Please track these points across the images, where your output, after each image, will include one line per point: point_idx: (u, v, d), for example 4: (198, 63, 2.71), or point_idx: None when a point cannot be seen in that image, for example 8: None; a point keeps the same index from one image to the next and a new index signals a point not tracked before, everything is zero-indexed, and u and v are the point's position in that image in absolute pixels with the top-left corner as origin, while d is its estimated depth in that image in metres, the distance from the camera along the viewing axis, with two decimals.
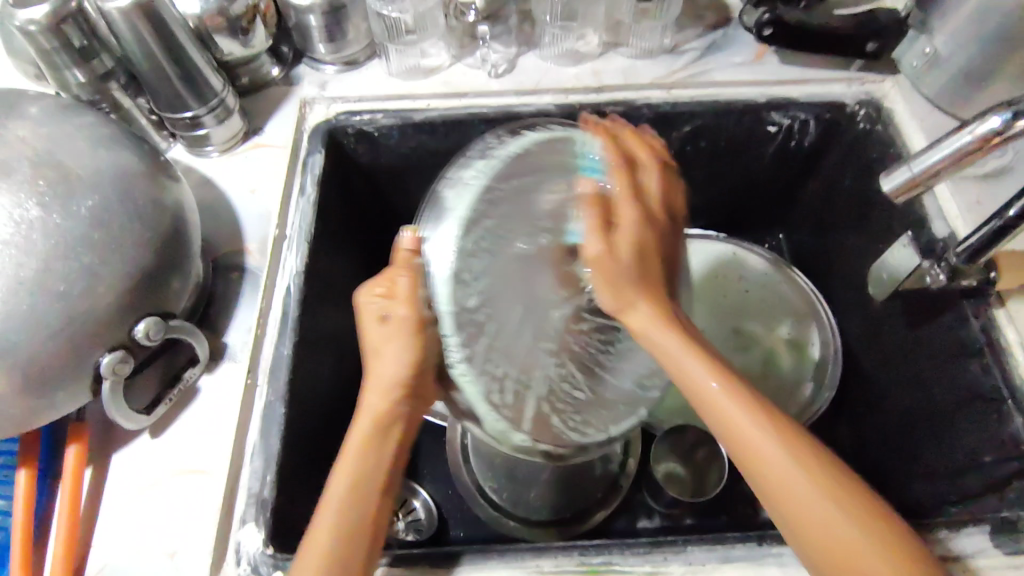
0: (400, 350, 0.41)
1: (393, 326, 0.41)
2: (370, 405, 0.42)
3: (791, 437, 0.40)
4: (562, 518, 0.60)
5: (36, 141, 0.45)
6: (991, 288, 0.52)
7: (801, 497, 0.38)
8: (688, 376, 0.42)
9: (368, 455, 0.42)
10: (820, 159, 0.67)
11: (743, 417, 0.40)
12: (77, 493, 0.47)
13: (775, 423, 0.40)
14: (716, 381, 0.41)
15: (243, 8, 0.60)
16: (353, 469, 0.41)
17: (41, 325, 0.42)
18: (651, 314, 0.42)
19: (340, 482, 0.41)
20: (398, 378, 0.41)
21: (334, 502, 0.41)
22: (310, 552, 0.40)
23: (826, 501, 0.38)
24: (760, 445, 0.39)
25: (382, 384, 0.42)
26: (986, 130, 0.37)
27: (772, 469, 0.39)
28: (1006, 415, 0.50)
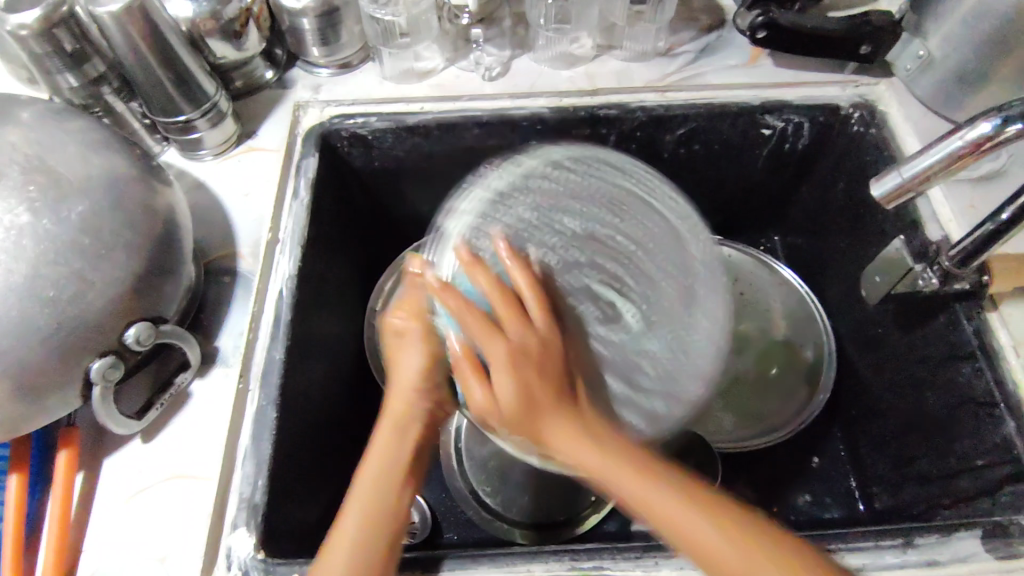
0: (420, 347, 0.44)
1: (415, 335, 0.44)
2: (392, 411, 0.44)
3: (641, 479, 0.37)
4: (555, 521, 0.60)
5: (27, 146, 0.45)
6: (983, 292, 0.51)
7: (672, 525, 0.37)
8: (650, 503, 0.37)
9: (394, 449, 0.43)
10: (814, 161, 0.67)
11: (580, 445, 0.37)
12: (68, 498, 0.47)
13: (629, 462, 0.38)
14: (584, 441, 0.38)
15: (237, 11, 0.60)
16: (384, 457, 0.43)
17: (31, 331, 0.42)
18: (517, 390, 0.38)
19: (370, 472, 0.42)
20: (415, 382, 0.44)
21: (363, 492, 0.42)
22: (338, 540, 0.40)
23: (693, 521, 0.37)
24: (620, 482, 0.37)
25: (404, 389, 0.44)
26: (976, 136, 0.37)
27: (648, 501, 0.37)
28: (999, 419, 0.49)
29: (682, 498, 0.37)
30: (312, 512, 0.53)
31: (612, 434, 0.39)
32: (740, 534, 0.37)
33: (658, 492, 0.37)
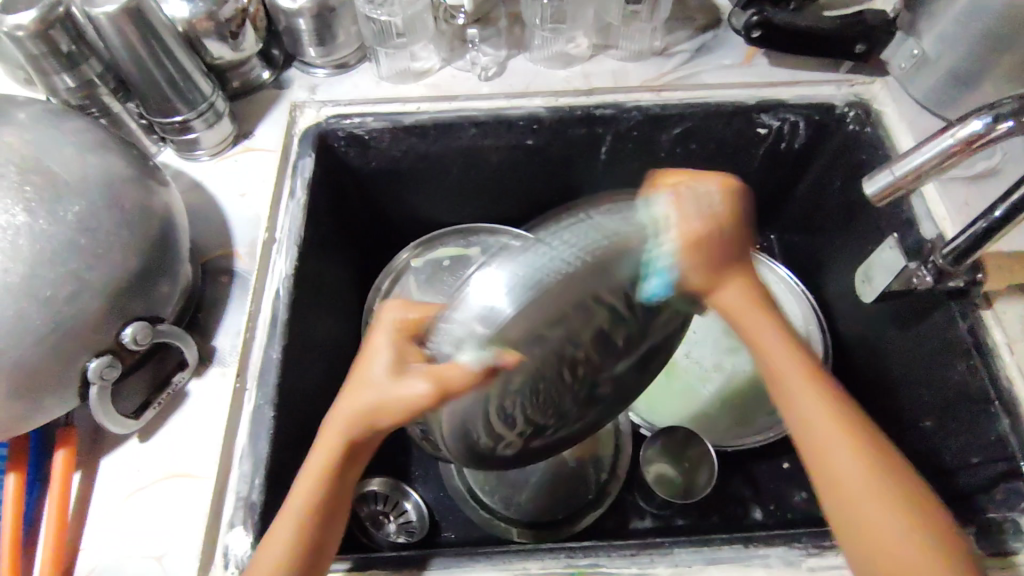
0: (414, 390, 0.37)
1: (393, 381, 0.38)
2: (337, 419, 0.39)
3: (811, 381, 0.39)
4: (553, 520, 0.60)
5: (22, 147, 0.45)
6: (977, 290, 0.52)
7: (831, 455, 0.38)
8: (811, 421, 0.38)
9: (335, 465, 0.39)
10: (809, 160, 0.67)
11: (797, 375, 0.40)
12: (65, 497, 0.47)
13: (781, 329, 0.40)
14: (815, 398, 0.39)
15: (233, 11, 0.60)
16: (320, 467, 0.39)
17: (27, 329, 0.42)
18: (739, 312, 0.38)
19: (306, 482, 0.39)
20: (371, 411, 0.38)
21: (306, 489, 0.39)
22: (267, 552, 0.38)
23: (845, 456, 0.37)
24: (818, 423, 0.38)
25: (356, 404, 0.39)
26: (968, 133, 0.38)
27: (807, 421, 0.39)
28: (993, 415, 0.49)
29: (836, 404, 0.39)
30: None
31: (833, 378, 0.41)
32: (873, 468, 0.37)
33: (824, 413, 0.38)
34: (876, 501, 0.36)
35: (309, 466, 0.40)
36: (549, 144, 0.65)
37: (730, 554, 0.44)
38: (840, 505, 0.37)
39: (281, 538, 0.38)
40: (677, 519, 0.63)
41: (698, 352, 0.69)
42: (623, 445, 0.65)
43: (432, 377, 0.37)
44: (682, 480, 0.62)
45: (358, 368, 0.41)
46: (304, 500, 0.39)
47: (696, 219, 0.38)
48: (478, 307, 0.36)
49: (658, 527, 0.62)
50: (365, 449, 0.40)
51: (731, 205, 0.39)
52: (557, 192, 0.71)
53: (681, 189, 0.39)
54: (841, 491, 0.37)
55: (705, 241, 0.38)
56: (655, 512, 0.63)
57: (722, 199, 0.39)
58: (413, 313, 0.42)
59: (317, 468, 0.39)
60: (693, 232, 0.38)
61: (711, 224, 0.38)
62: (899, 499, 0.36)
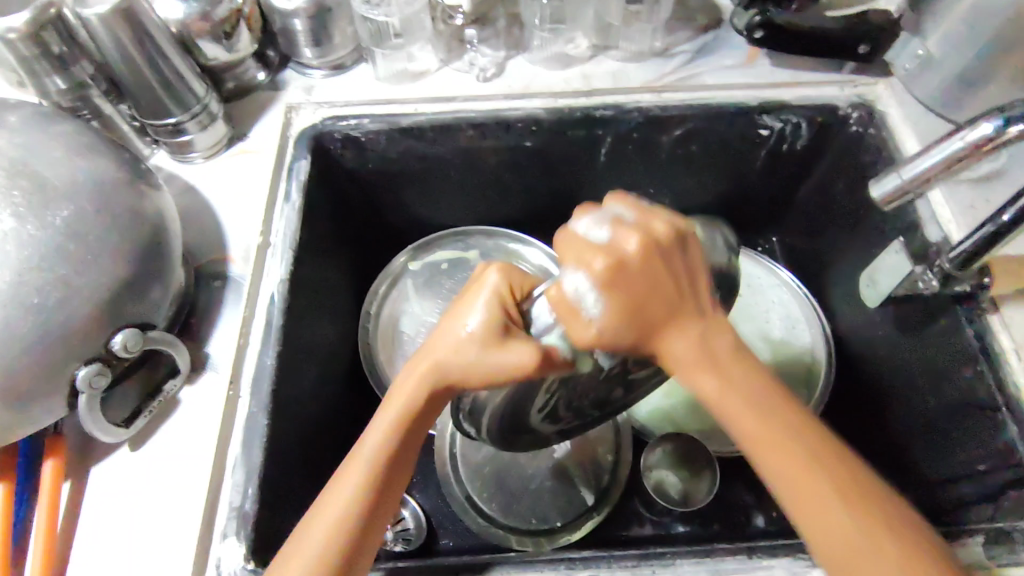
0: (517, 359, 0.34)
1: (490, 334, 0.35)
2: (421, 371, 0.37)
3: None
4: (552, 528, 0.59)
5: (10, 151, 0.44)
6: (983, 294, 0.51)
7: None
8: None
9: (412, 421, 0.38)
10: (811, 161, 0.66)
11: None
12: (55, 508, 0.46)
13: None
14: None
15: (228, 12, 0.59)
16: (393, 426, 0.38)
17: (14, 337, 0.41)
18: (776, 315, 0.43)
19: (372, 441, 0.38)
20: (490, 374, 0.35)
21: (375, 443, 0.38)
22: (321, 524, 0.37)
23: (865, 466, 0.38)
24: None
25: (455, 359, 0.36)
26: (978, 137, 0.37)
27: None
28: (1001, 423, 0.49)
29: None
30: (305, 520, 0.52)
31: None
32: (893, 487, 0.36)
33: None
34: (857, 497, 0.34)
35: (379, 422, 0.38)
36: (547, 146, 0.64)
37: (733, 565, 0.44)
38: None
39: (337, 505, 0.37)
40: (678, 525, 0.62)
41: None
42: (624, 447, 0.64)
43: (537, 346, 0.35)
44: (684, 486, 0.60)
45: (450, 316, 0.37)
46: (369, 465, 0.37)
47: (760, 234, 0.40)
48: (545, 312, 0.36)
49: (660, 535, 0.61)
50: (443, 401, 0.39)
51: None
52: (555, 195, 0.70)
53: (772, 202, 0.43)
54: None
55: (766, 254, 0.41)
56: (654, 519, 0.62)
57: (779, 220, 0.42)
58: (517, 280, 0.37)
59: (392, 421, 0.38)
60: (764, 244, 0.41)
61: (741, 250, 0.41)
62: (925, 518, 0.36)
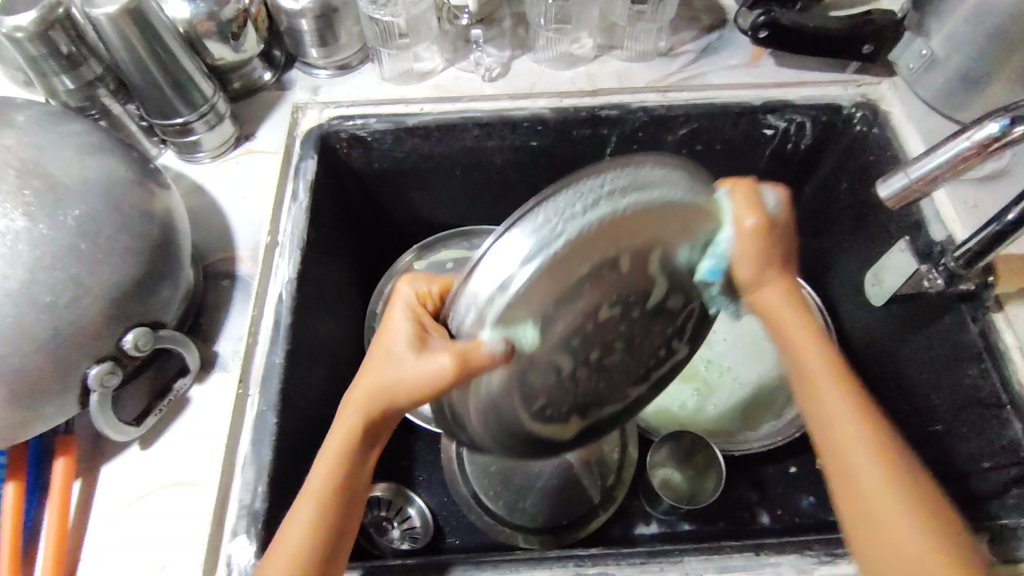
0: (435, 368, 0.35)
1: (418, 347, 0.36)
2: (358, 393, 0.39)
3: (841, 381, 0.41)
4: (558, 526, 0.60)
5: (21, 150, 0.44)
6: (988, 293, 0.51)
7: (846, 453, 0.39)
8: (835, 422, 0.40)
9: (354, 445, 0.40)
10: (816, 161, 0.66)
11: (829, 373, 0.42)
12: (65, 506, 0.46)
13: (811, 329, 0.43)
14: (840, 394, 0.41)
15: (235, 13, 0.59)
16: (337, 449, 0.39)
17: (27, 336, 0.42)
18: (779, 301, 0.43)
19: (319, 466, 0.40)
20: (419, 389, 0.36)
21: (326, 462, 0.39)
22: (286, 542, 0.38)
23: (863, 466, 0.38)
24: (847, 429, 0.39)
25: (381, 381, 0.37)
26: (984, 136, 0.37)
27: (841, 435, 0.39)
28: (1005, 421, 0.49)
29: (856, 400, 0.40)
30: None
31: (859, 385, 0.42)
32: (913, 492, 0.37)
33: (836, 398, 0.40)
34: (886, 493, 0.37)
35: (326, 447, 0.40)
36: (552, 146, 0.64)
37: (740, 562, 0.44)
38: (863, 518, 0.37)
39: (296, 526, 0.39)
40: (684, 523, 0.62)
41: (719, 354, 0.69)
42: (629, 444, 0.64)
43: (452, 351, 0.35)
44: (689, 485, 0.61)
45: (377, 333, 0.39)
46: (321, 485, 0.39)
47: (761, 215, 0.40)
48: (485, 289, 0.34)
49: (665, 532, 0.61)
50: (390, 418, 0.40)
51: (784, 214, 0.42)
52: None
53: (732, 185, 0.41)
54: (855, 493, 0.38)
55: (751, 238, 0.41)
56: (661, 517, 0.62)
57: (779, 203, 0.42)
58: (424, 289, 0.39)
59: (335, 447, 0.39)
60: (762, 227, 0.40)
61: (626, 262, 0.37)
62: (917, 501, 0.37)
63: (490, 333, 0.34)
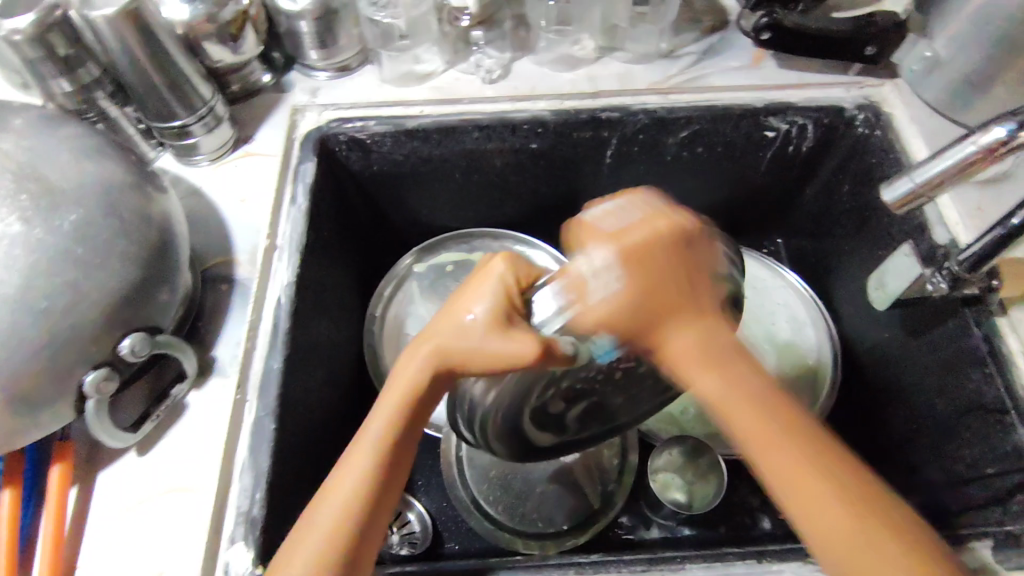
0: (517, 349, 0.35)
1: (489, 321, 0.37)
2: (428, 346, 0.39)
3: (776, 410, 0.34)
4: (558, 531, 0.59)
5: (17, 154, 0.44)
6: (992, 296, 0.51)
7: (773, 472, 0.33)
8: (772, 458, 0.33)
9: (419, 398, 0.39)
10: (818, 163, 0.66)
11: (769, 412, 0.33)
12: (62, 513, 0.46)
13: (747, 364, 0.35)
14: (789, 445, 0.33)
15: (233, 15, 0.59)
16: (398, 405, 0.39)
17: (23, 343, 0.41)
18: (698, 345, 0.35)
19: (381, 421, 0.39)
20: (500, 367, 0.36)
21: (379, 434, 0.38)
22: (325, 512, 0.37)
23: (816, 495, 0.32)
24: (788, 459, 0.33)
25: (460, 338, 0.37)
26: (990, 140, 0.37)
27: (766, 458, 0.33)
28: (1010, 426, 0.48)
29: (779, 423, 0.33)
30: None
31: (797, 400, 0.35)
32: (861, 516, 0.32)
33: (784, 449, 0.33)
34: (846, 519, 0.32)
35: (385, 404, 0.39)
36: (553, 148, 0.64)
37: (743, 570, 0.43)
38: (826, 548, 0.32)
39: (336, 500, 0.37)
40: (685, 529, 0.61)
41: None
42: (631, 449, 0.63)
43: (539, 338, 0.36)
44: (687, 496, 0.60)
45: (447, 303, 0.39)
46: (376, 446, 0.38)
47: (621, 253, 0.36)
48: (544, 314, 0.37)
49: (665, 538, 0.61)
50: (443, 388, 0.40)
51: (659, 222, 0.37)
52: (561, 197, 0.70)
53: (623, 199, 0.39)
54: (821, 531, 0.32)
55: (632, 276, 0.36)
56: (661, 522, 0.61)
57: (645, 223, 0.37)
58: (523, 272, 0.38)
59: (392, 404, 0.39)
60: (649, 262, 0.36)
61: (622, 297, 0.35)
62: (895, 536, 0.32)
63: (565, 339, 0.36)
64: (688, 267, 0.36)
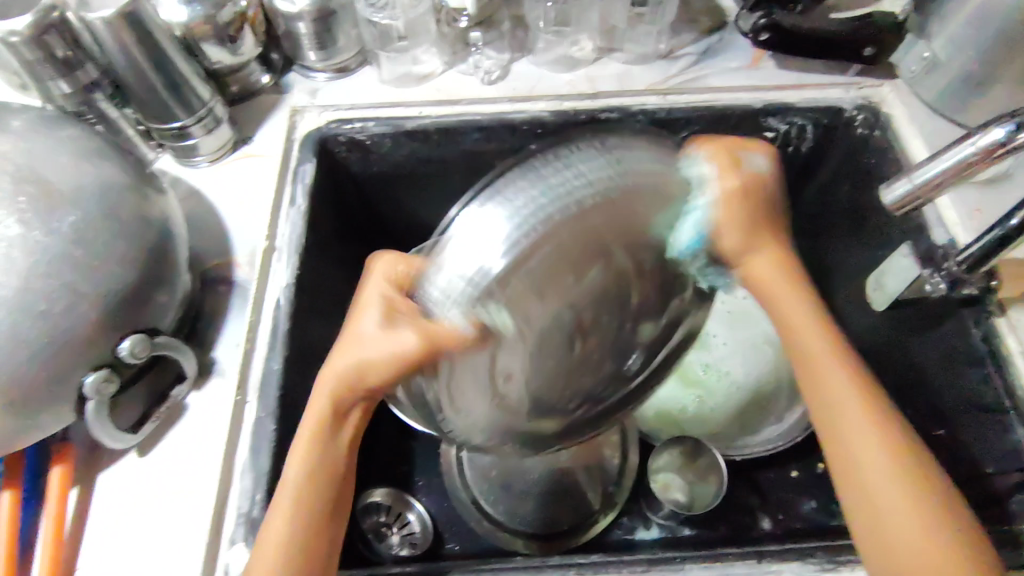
0: (403, 340, 0.37)
1: (349, 326, 0.40)
2: (327, 376, 0.41)
3: (862, 399, 0.41)
4: (558, 531, 0.59)
5: (16, 156, 0.44)
6: (990, 298, 0.51)
7: (845, 437, 0.41)
8: (854, 442, 0.40)
9: (325, 423, 0.42)
10: (819, 163, 0.65)
11: (854, 403, 0.41)
12: (62, 515, 0.46)
13: (843, 361, 0.43)
14: (866, 423, 0.41)
15: (232, 15, 0.59)
16: (314, 433, 0.41)
17: (22, 345, 0.41)
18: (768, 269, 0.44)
19: (300, 446, 0.42)
20: (387, 370, 0.38)
21: (296, 466, 0.41)
22: (268, 537, 0.40)
23: (894, 487, 0.39)
24: (865, 443, 0.40)
25: (341, 367, 0.40)
26: (989, 142, 0.37)
27: (847, 437, 0.41)
28: (1008, 426, 0.49)
29: (860, 398, 0.42)
30: None
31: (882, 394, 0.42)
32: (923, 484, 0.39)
33: (857, 419, 0.41)
34: (901, 500, 0.39)
35: (302, 433, 0.42)
36: None
37: (742, 570, 0.44)
38: (874, 535, 0.39)
39: (278, 522, 0.40)
40: (685, 528, 0.61)
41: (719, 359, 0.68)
42: (631, 450, 0.64)
43: (420, 333, 0.37)
44: (688, 493, 0.59)
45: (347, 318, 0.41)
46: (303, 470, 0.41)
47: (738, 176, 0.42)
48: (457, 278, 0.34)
49: (666, 538, 0.61)
50: (354, 413, 0.43)
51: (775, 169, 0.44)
52: None
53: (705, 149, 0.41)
54: (870, 502, 0.39)
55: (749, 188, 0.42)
56: (661, 522, 0.61)
57: (767, 162, 0.43)
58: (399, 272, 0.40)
59: (308, 431, 0.41)
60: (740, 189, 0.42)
61: (767, 175, 0.43)
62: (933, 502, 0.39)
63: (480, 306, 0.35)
64: (749, 200, 0.42)
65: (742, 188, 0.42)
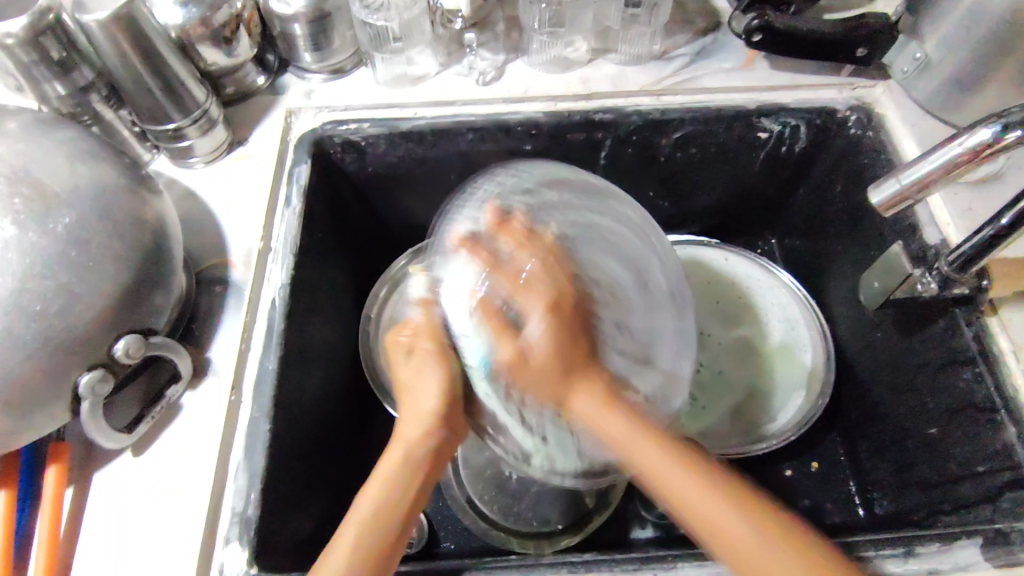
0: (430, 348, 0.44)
1: (420, 356, 0.44)
2: (405, 436, 0.44)
3: (682, 451, 0.38)
4: (552, 530, 0.59)
5: (11, 157, 0.44)
6: (983, 296, 0.51)
7: (659, 476, 0.38)
8: (658, 472, 0.38)
9: (417, 455, 0.43)
10: (812, 163, 0.66)
11: (662, 447, 0.38)
12: (58, 515, 0.46)
13: (636, 417, 0.39)
14: (662, 454, 0.38)
15: (227, 17, 0.59)
16: (391, 467, 0.43)
17: (17, 345, 0.41)
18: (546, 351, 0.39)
19: (375, 480, 0.43)
20: (437, 393, 0.43)
21: (365, 501, 0.42)
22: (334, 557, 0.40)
23: (730, 524, 0.37)
24: (671, 481, 0.38)
25: (416, 409, 0.44)
26: (976, 143, 0.37)
27: (672, 489, 0.38)
28: (999, 425, 0.49)
29: (661, 442, 0.38)
30: (306, 521, 0.53)
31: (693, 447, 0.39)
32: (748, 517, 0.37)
33: (644, 441, 0.38)
34: (737, 536, 0.36)
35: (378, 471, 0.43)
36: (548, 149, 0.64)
37: None
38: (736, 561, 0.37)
39: (344, 544, 0.40)
40: (679, 528, 0.62)
41: (712, 358, 0.68)
42: None
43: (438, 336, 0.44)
44: None
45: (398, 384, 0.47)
46: (378, 495, 0.42)
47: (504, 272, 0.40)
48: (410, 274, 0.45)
49: (660, 537, 0.61)
50: (452, 440, 0.44)
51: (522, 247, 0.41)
52: None
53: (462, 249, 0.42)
54: (733, 546, 0.36)
55: (523, 277, 0.40)
56: (656, 521, 0.62)
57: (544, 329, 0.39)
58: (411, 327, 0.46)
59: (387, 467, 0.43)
60: (549, 302, 0.39)
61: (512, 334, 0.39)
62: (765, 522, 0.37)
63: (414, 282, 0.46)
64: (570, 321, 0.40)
65: (547, 304, 0.39)
